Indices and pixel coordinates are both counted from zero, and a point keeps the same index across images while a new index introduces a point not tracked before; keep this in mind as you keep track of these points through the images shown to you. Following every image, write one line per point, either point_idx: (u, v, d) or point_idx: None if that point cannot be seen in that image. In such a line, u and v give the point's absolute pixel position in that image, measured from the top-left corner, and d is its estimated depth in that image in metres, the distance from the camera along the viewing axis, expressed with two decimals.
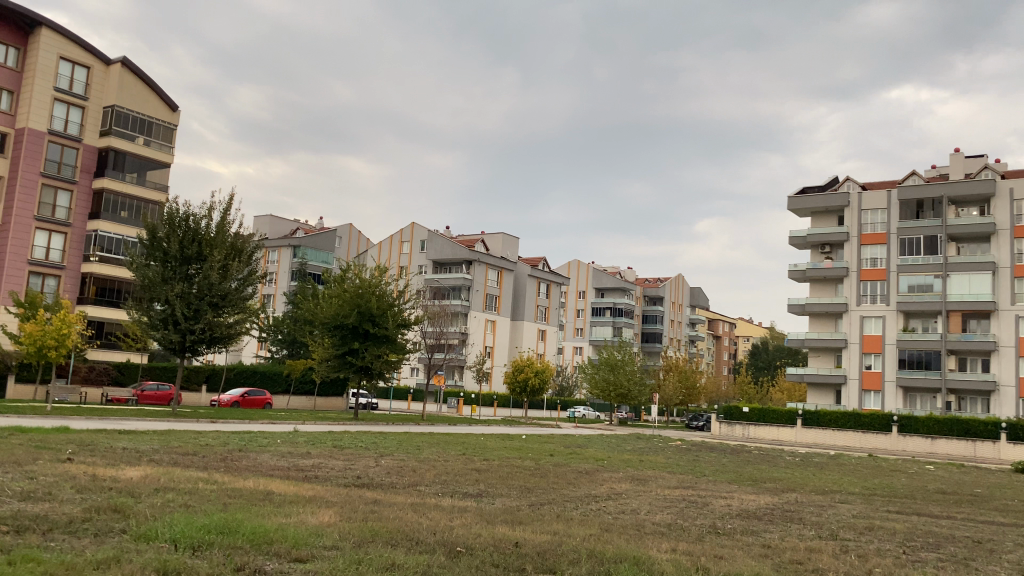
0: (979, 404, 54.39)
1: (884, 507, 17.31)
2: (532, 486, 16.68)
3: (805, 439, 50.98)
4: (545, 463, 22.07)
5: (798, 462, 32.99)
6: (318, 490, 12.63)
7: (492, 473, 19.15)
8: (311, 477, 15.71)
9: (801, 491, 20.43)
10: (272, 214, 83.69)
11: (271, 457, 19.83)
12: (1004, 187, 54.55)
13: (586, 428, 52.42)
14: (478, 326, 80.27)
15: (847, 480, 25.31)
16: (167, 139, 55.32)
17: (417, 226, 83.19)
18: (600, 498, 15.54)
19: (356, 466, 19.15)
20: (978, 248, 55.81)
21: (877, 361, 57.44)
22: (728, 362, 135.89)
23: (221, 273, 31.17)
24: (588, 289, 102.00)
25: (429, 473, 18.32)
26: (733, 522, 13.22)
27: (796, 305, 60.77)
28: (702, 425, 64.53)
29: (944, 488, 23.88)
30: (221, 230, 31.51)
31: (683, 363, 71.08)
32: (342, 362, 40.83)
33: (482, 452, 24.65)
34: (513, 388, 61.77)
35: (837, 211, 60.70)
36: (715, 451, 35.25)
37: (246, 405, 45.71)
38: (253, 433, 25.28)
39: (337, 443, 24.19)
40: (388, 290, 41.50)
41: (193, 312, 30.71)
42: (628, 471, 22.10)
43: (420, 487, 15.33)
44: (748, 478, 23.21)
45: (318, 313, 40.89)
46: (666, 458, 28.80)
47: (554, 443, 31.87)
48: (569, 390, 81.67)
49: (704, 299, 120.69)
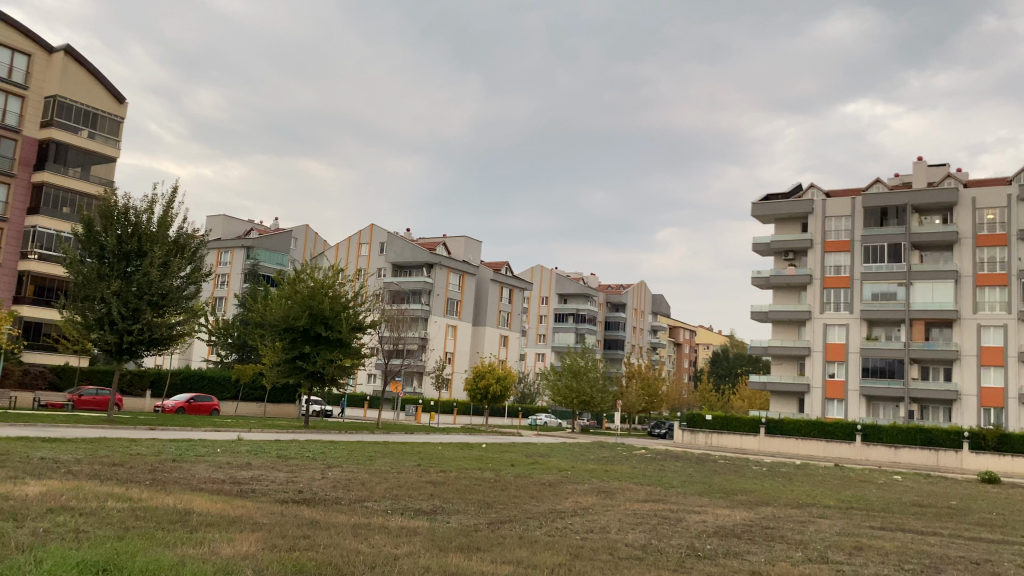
0: (940, 413, 54.36)
1: (866, 522, 16.31)
2: (491, 500, 15.35)
3: (768, 449, 50.33)
4: (506, 475, 20.70)
5: (765, 472, 32.07)
6: (249, 508, 11.09)
7: (450, 485, 17.72)
8: (246, 492, 14.17)
9: (777, 504, 19.34)
10: (226, 214, 81.30)
11: (207, 468, 18.19)
12: (966, 196, 54.66)
13: (548, 437, 50.98)
14: (438, 331, 78.72)
15: (819, 492, 24.33)
16: (113, 132, 53.08)
17: (376, 229, 81.30)
18: (567, 514, 14.28)
19: (300, 478, 17.63)
20: (940, 256, 55.87)
21: (840, 369, 57.09)
22: (688, 370, 135.82)
23: (162, 270, 29.38)
24: (550, 295, 101.16)
25: (380, 486, 16.88)
26: (714, 543, 12.06)
27: (759, 312, 60.39)
28: (664, 432, 63.70)
29: (919, 500, 23.05)
30: (164, 225, 29.73)
31: (645, 371, 70.28)
32: (293, 367, 38.99)
33: (438, 462, 23.19)
34: (474, 395, 60.18)
35: (800, 218, 60.51)
36: (682, 460, 34.24)
37: (192, 411, 43.60)
38: (194, 441, 23.58)
39: (282, 453, 22.58)
40: (343, 292, 39.93)
41: (132, 312, 28.89)
42: (594, 483, 20.84)
43: (367, 504, 13.88)
44: (719, 490, 22.08)
45: (268, 315, 39.08)
46: (633, 468, 27.58)
47: (514, 452, 30.46)
48: (530, 397, 80.41)
49: (666, 306, 120.37)
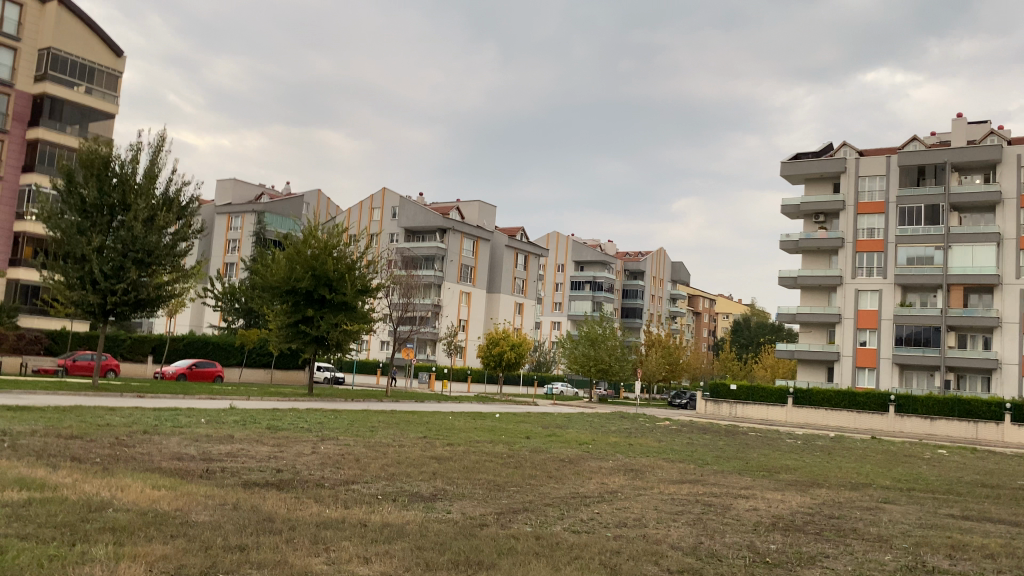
0: (978, 382, 51.62)
1: (941, 510, 13.93)
2: (502, 481, 13.06)
3: (797, 419, 47.94)
4: (521, 450, 18.34)
5: (800, 445, 29.67)
6: (193, 499, 8.78)
7: (456, 462, 15.42)
8: (211, 473, 11.97)
9: (830, 485, 16.91)
10: (236, 178, 79.05)
11: (180, 441, 15.97)
12: (1011, 154, 51.36)
13: (565, 405, 48.93)
14: (452, 298, 76.52)
15: (869, 469, 21.87)
16: (111, 87, 50.87)
17: (388, 192, 78.72)
18: (592, 500, 11.98)
19: (285, 454, 15.41)
20: (981, 218, 52.79)
21: (872, 337, 54.45)
22: (707, 338, 133.29)
23: (148, 225, 27.09)
24: (568, 263, 98.47)
25: (376, 464, 14.58)
26: (777, 541, 9.77)
27: (787, 278, 57.63)
28: (686, 402, 61.46)
29: (983, 479, 20.58)
30: (150, 175, 27.41)
31: (667, 338, 67.46)
32: (296, 331, 36.84)
33: (446, 435, 20.89)
34: (487, 362, 57.90)
35: (831, 178, 57.45)
36: (709, 433, 31.84)
37: (194, 378, 41.68)
38: (179, 410, 21.46)
39: (272, 424, 20.28)
40: (348, 253, 37.69)
41: (116, 271, 26.65)
42: (620, 459, 18.48)
43: (355, 488, 11.74)
44: (760, 468, 19.71)
45: (267, 277, 36.83)
46: (659, 442, 25.26)
47: (530, 423, 28.23)
48: (547, 365, 78.42)
49: (685, 274, 117.54)
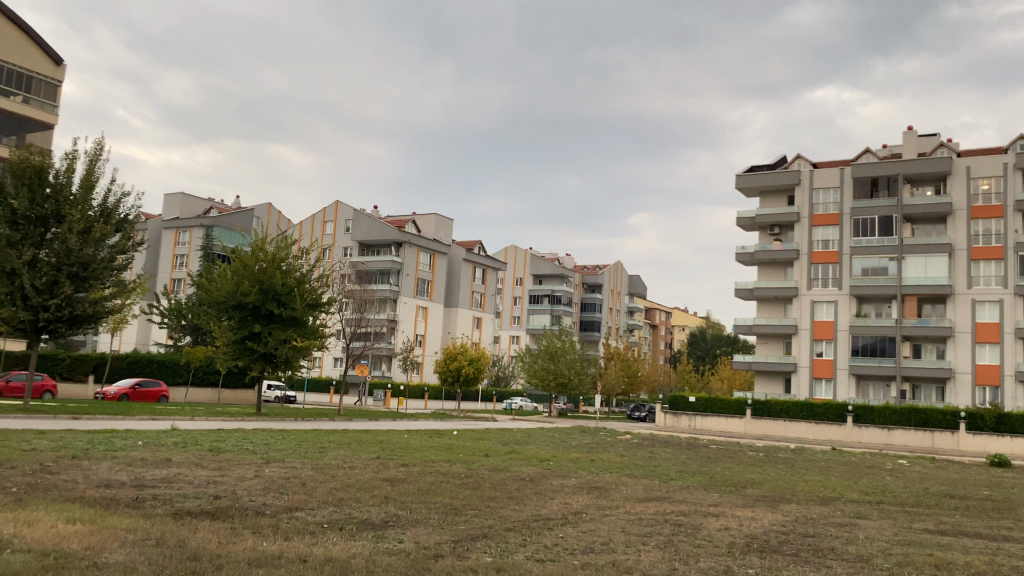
0: (933, 392, 52.10)
1: (916, 525, 13.44)
2: (460, 505, 12.20)
3: (756, 431, 47.76)
4: (480, 468, 17.52)
5: (763, 458, 29.30)
6: (111, 534, 7.80)
7: (411, 484, 14.52)
8: (140, 502, 10.91)
9: (800, 500, 16.35)
10: (184, 193, 77.12)
11: (112, 466, 14.79)
12: (960, 166, 52.17)
13: (524, 421, 48.10)
14: (409, 313, 75.37)
15: (835, 482, 21.49)
16: (50, 97, 48.78)
17: (341, 205, 77.43)
18: (556, 523, 11.20)
19: (225, 479, 14.32)
20: (932, 229, 53.50)
21: (829, 348, 54.71)
22: (664, 351, 134.01)
23: (83, 237, 25.76)
24: (525, 277, 97.96)
25: (323, 488, 13.60)
26: (754, 565, 9.08)
27: (744, 290, 57.78)
28: (645, 415, 61.08)
29: (950, 490, 20.31)
30: (85, 185, 26.12)
31: (625, 352, 67.08)
32: (243, 348, 35.49)
33: (401, 454, 19.95)
34: (445, 378, 56.86)
35: (786, 190, 57.84)
36: (671, 446, 31.31)
37: (137, 399, 39.98)
38: (116, 432, 20.17)
39: (215, 446, 19.12)
40: (298, 267, 36.55)
41: (48, 285, 25.25)
42: (582, 476, 17.74)
43: (299, 516, 10.81)
44: (726, 483, 19.10)
45: (212, 292, 35.46)
46: (621, 457, 24.63)
47: (490, 439, 27.42)
48: (506, 380, 77.56)
49: (642, 287, 117.92)
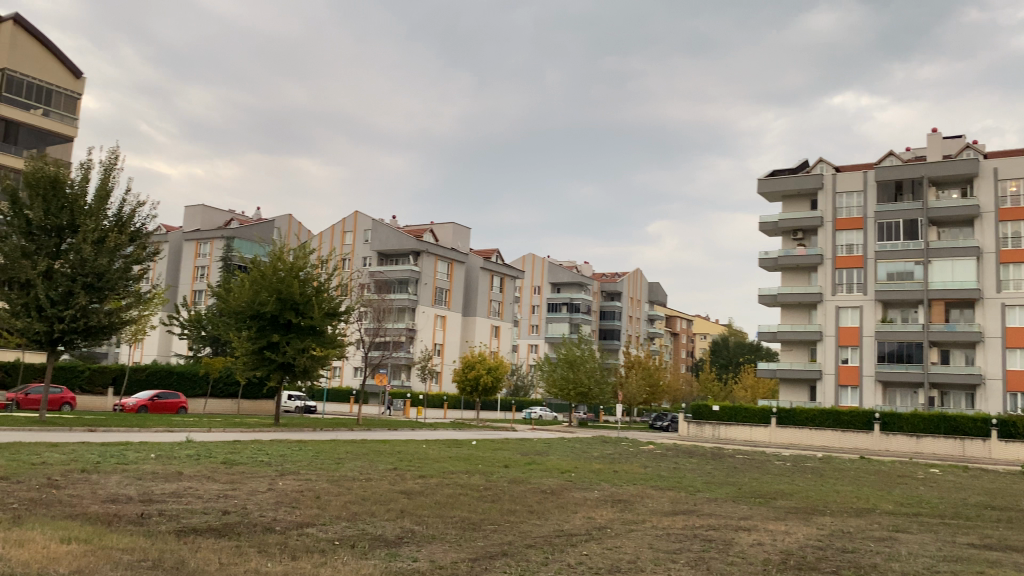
0: (962, 399, 50.91)
1: (959, 539, 12.73)
2: (478, 520, 11.67)
3: (781, 440, 46.82)
4: (499, 480, 16.96)
5: (790, 468, 28.53)
6: (105, 556, 7.34)
7: (428, 497, 14.00)
8: (145, 519, 10.45)
9: (833, 512, 15.64)
10: (204, 205, 77.37)
11: (121, 480, 14.39)
12: (987, 167, 51.07)
13: (544, 431, 47.36)
14: (427, 323, 75.05)
15: (867, 492, 20.70)
16: (70, 110, 48.97)
17: (360, 215, 77.28)
18: (579, 539, 10.65)
19: (236, 492, 13.86)
20: (959, 232, 52.39)
21: (854, 355, 53.70)
22: (685, 360, 132.85)
23: (97, 247, 25.51)
24: (544, 285, 97.39)
25: (336, 503, 13.10)
26: None
27: (767, 296, 56.94)
28: (667, 425, 60.24)
29: (988, 501, 19.50)
30: (100, 195, 25.89)
31: (646, 360, 66.26)
32: (261, 358, 35.21)
33: (419, 466, 19.46)
34: (464, 388, 56.32)
35: (808, 194, 56.99)
36: (695, 456, 30.58)
37: (156, 410, 39.81)
38: (129, 445, 19.83)
39: (229, 458, 18.72)
40: (315, 276, 36.26)
41: (63, 296, 25.02)
42: (605, 489, 17.11)
43: (310, 532, 10.34)
44: (755, 495, 18.38)
45: (229, 301, 35.22)
46: (645, 468, 23.95)
47: (509, 450, 26.89)
48: (525, 389, 76.97)
49: (662, 295, 116.93)
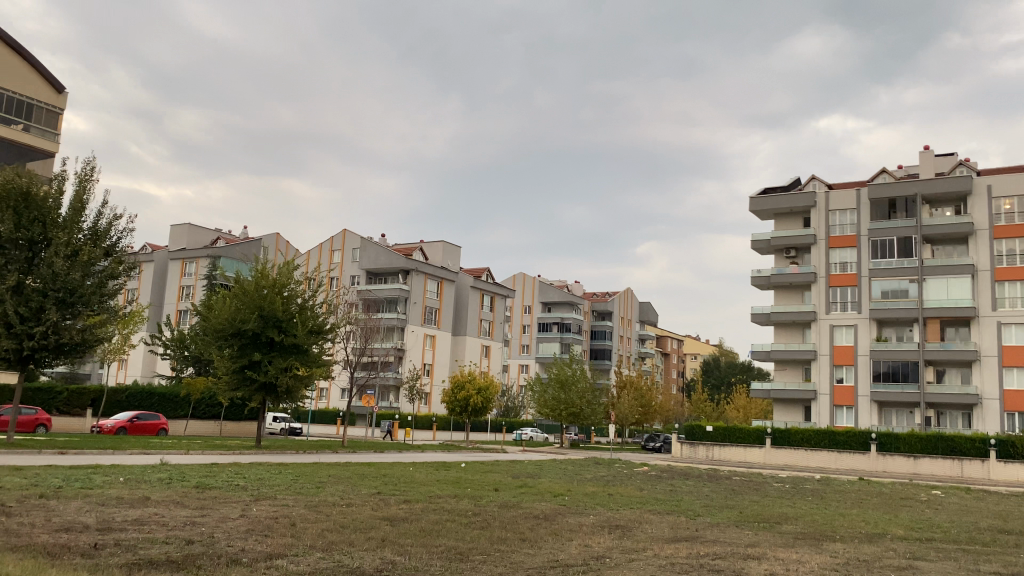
0: (958, 419, 50.10)
1: (982, 568, 11.83)
2: (466, 550, 10.71)
3: (777, 461, 45.92)
4: (489, 505, 15.99)
5: (788, 490, 27.62)
6: None
7: (413, 524, 13.05)
8: (97, 551, 9.46)
9: (842, 538, 14.74)
10: (190, 223, 76.29)
11: (83, 506, 13.37)
12: (981, 185, 50.69)
13: (536, 453, 46.28)
14: (416, 342, 73.96)
15: (874, 516, 19.79)
16: (51, 125, 48.00)
17: (349, 234, 76.33)
18: (576, 571, 9.72)
19: (206, 520, 12.85)
20: (953, 250, 51.95)
21: (849, 374, 52.98)
22: (676, 380, 131.86)
23: (70, 261, 24.55)
24: (534, 304, 96.55)
25: (312, 531, 12.09)
26: None
27: (760, 315, 56.30)
28: (660, 446, 59.29)
29: (1001, 525, 18.64)
30: (74, 207, 24.96)
31: (638, 380, 65.40)
32: (243, 378, 34.11)
33: (405, 490, 18.47)
34: (453, 408, 55.18)
35: (801, 212, 56.56)
36: (691, 478, 29.64)
37: (136, 432, 38.61)
38: (98, 469, 18.73)
39: (204, 482, 17.68)
40: (299, 292, 35.27)
41: (34, 312, 24.00)
42: (601, 514, 16.11)
43: (280, 565, 9.35)
44: (758, 519, 17.46)
45: (209, 318, 34.15)
46: (641, 490, 23.00)
47: (499, 472, 25.91)
48: (515, 410, 75.94)
49: (653, 314, 116.22)
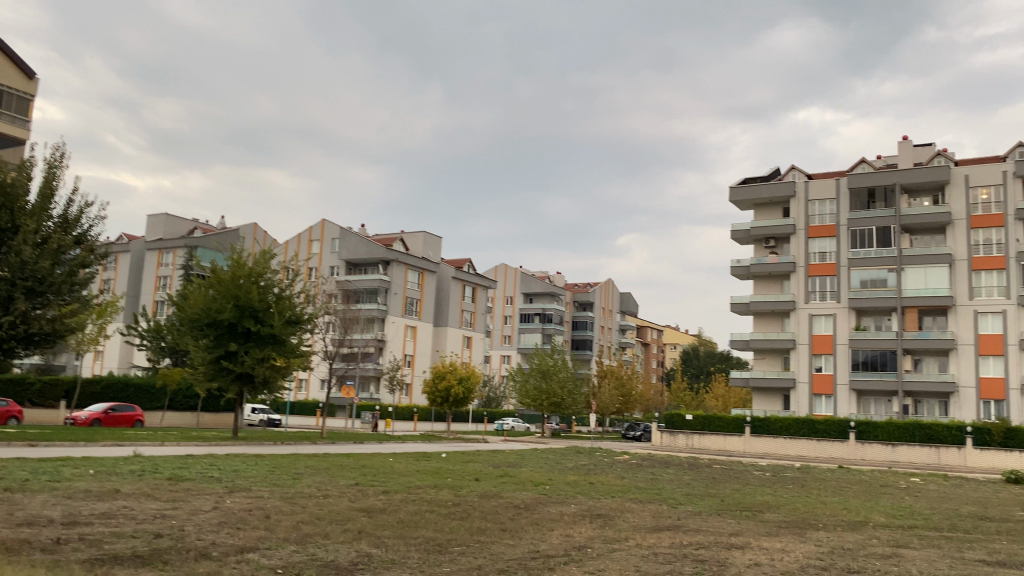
0: (936, 407, 50.49)
1: (968, 555, 11.69)
2: (445, 542, 10.41)
3: (756, 449, 46.06)
4: (469, 496, 15.72)
5: (770, 478, 27.59)
6: None
7: (391, 515, 12.75)
8: (59, 546, 9.07)
9: (826, 526, 14.61)
10: (167, 213, 75.19)
11: (49, 499, 12.94)
12: (958, 174, 50.96)
13: (517, 443, 46.12)
14: (396, 332, 73.49)
15: (856, 504, 19.72)
16: (22, 111, 46.93)
17: (328, 223, 75.58)
18: (558, 562, 9.45)
19: (176, 512, 12.47)
20: (931, 239, 52.23)
21: (828, 363, 53.17)
22: (656, 370, 132.15)
23: (39, 249, 23.94)
24: (515, 295, 96.31)
25: (286, 523, 11.76)
26: None
27: (740, 304, 56.41)
28: (640, 435, 59.34)
29: (982, 512, 18.62)
30: (43, 193, 24.32)
31: (619, 370, 65.38)
32: (218, 369, 33.61)
33: (383, 481, 18.16)
34: (434, 399, 54.88)
35: (781, 202, 56.63)
36: (672, 467, 29.55)
37: (110, 424, 37.98)
38: (67, 462, 18.25)
39: (177, 474, 17.26)
40: (276, 282, 34.74)
41: (2, 301, 23.39)
42: (582, 503, 15.87)
43: (253, 559, 9.01)
44: (740, 508, 17.31)
45: (184, 308, 33.57)
46: (622, 480, 22.82)
47: (480, 462, 25.66)
48: (496, 400, 75.75)
49: (634, 305, 116.35)
